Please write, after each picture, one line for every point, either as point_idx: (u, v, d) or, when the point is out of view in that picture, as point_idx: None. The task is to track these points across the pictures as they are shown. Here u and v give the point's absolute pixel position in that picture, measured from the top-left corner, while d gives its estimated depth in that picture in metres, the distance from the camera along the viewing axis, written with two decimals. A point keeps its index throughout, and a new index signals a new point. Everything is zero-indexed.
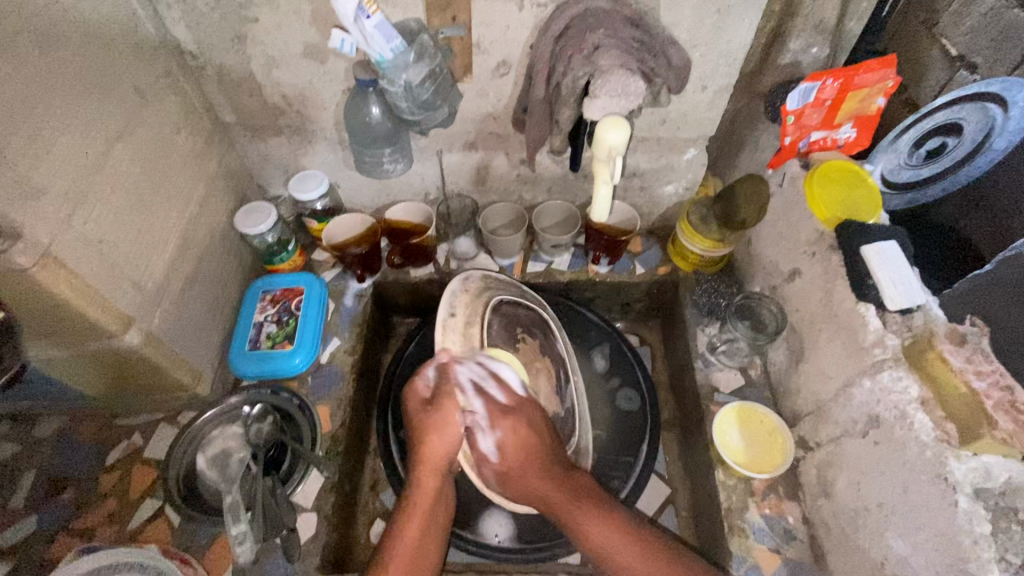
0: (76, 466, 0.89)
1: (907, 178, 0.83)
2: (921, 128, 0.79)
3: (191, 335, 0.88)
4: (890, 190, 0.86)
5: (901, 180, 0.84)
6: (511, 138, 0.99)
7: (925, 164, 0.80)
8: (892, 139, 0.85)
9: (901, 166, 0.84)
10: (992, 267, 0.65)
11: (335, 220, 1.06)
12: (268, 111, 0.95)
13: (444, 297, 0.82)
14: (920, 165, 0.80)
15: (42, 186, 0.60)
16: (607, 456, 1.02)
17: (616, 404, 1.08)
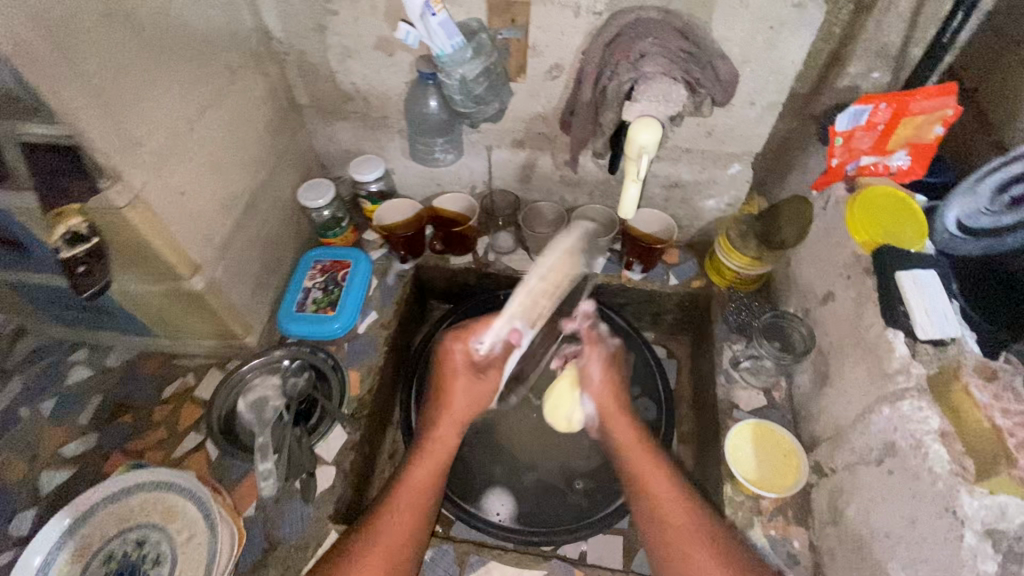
0: (138, 395, 1.00)
1: (986, 225, 0.73)
2: (1009, 172, 0.69)
3: (247, 290, 0.97)
4: (962, 236, 0.75)
5: (978, 227, 0.74)
6: (557, 140, 1.03)
7: (1011, 210, 0.69)
8: (973, 180, 0.73)
9: (980, 211, 0.73)
10: None
11: (387, 203, 1.15)
12: (338, 97, 1.04)
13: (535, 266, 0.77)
14: (1004, 212, 0.70)
15: (141, 138, 0.70)
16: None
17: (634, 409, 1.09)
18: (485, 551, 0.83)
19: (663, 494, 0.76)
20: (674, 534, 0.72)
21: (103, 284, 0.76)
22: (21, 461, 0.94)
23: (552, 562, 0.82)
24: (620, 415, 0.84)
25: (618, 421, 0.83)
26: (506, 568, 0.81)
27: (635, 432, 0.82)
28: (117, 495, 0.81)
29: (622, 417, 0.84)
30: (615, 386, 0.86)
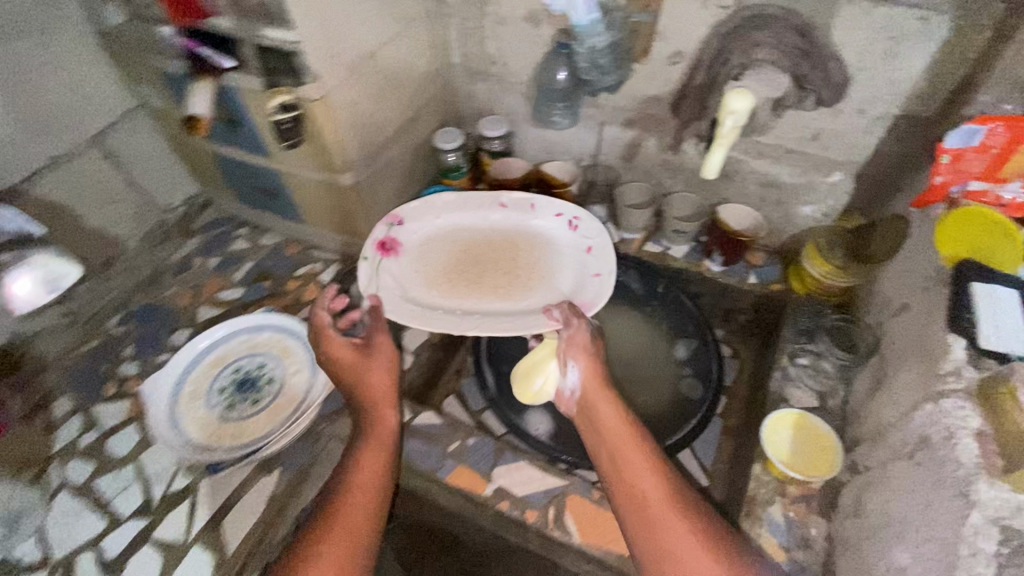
0: (279, 268, 1.26)
1: None
2: None
3: (378, 202, 1.18)
4: None
5: None
6: (666, 123, 1.13)
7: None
8: None
9: None
10: None
11: (504, 160, 1.32)
12: (484, 59, 1.22)
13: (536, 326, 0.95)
14: None
15: (338, 53, 0.91)
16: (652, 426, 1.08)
17: (679, 386, 1.14)
18: (518, 452, 0.95)
19: (648, 489, 0.75)
20: (654, 527, 0.72)
21: (297, 139, 0.96)
22: (190, 295, 1.23)
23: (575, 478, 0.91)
24: (603, 398, 0.85)
25: (601, 403, 0.85)
26: (531, 470, 0.92)
27: (615, 415, 0.83)
28: (255, 328, 1.06)
29: (603, 399, 0.85)
30: (596, 373, 0.88)
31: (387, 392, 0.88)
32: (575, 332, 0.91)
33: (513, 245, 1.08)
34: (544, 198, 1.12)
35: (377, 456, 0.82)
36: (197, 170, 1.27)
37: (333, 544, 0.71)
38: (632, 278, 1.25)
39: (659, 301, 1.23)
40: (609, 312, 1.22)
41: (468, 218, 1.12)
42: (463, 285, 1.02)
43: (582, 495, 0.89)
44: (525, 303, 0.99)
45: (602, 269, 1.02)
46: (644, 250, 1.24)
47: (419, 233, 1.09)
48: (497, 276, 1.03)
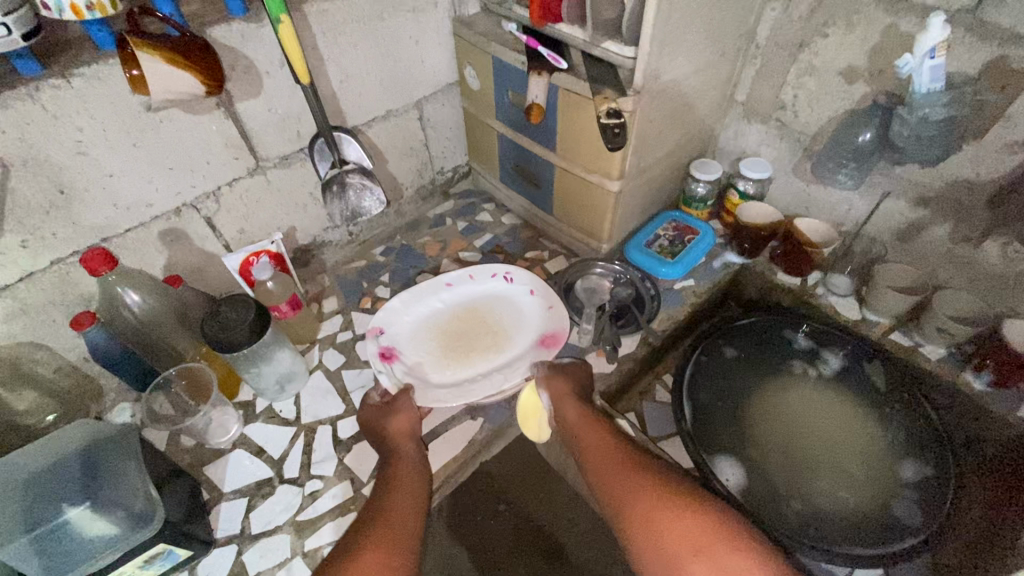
0: (512, 245, 1.41)
1: None
2: None
3: (626, 213, 1.25)
4: None
5: None
6: (972, 213, 1.01)
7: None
8: None
9: None
10: None
11: (753, 202, 1.29)
12: (773, 103, 1.21)
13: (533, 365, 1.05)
14: None
15: (661, 73, 0.98)
16: (839, 528, 0.96)
17: (893, 499, 0.98)
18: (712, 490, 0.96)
19: (618, 476, 0.86)
20: (628, 494, 0.83)
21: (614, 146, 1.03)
22: (438, 245, 1.42)
23: None
24: (564, 399, 0.98)
25: (567, 405, 0.98)
26: None
27: (579, 414, 0.97)
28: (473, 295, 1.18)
29: (572, 405, 0.98)
30: (564, 388, 1.00)
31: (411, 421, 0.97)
32: (536, 366, 1.03)
33: (496, 304, 1.15)
34: (512, 268, 1.17)
35: (399, 482, 0.88)
36: (475, 144, 1.46)
37: (400, 492, 0.87)
38: (874, 367, 1.13)
39: (903, 403, 1.08)
40: (836, 395, 1.13)
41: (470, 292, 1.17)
42: (461, 358, 1.08)
43: None
44: (519, 348, 1.08)
45: (554, 301, 1.12)
46: (887, 337, 1.15)
47: (410, 320, 1.12)
48: (486, 340, 1.10)
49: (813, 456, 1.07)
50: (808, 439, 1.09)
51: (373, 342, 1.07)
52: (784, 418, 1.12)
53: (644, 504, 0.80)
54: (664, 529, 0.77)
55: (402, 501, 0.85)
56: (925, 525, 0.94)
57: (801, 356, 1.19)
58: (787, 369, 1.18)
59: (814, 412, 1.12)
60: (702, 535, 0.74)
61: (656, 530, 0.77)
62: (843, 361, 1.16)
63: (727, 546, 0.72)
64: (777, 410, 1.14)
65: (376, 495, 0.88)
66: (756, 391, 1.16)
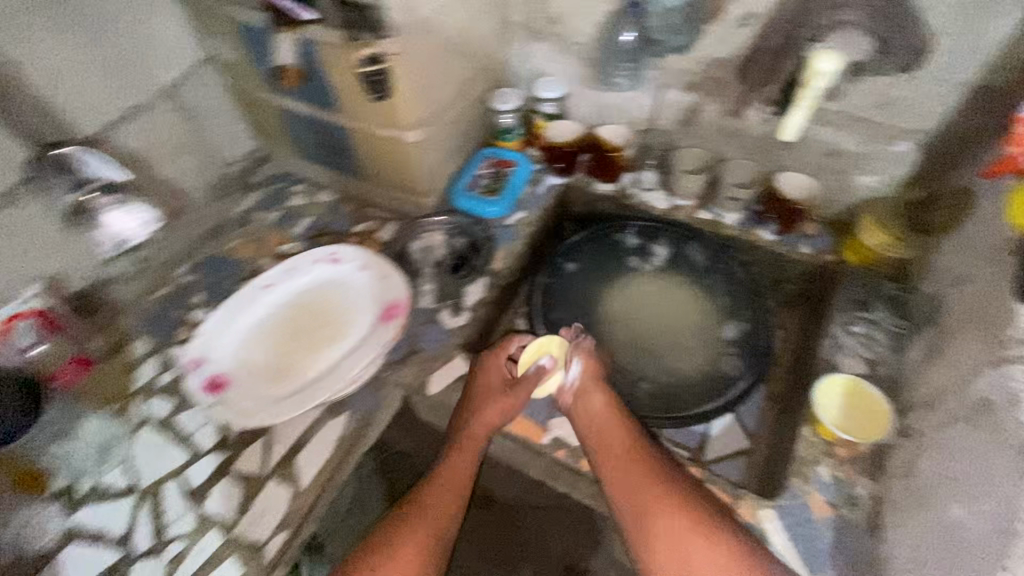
0: (336, 224, 1.30)
1: None
2: None
3: (437, 161, 1.20)
4: None
5: None
6: (729, 87, 1.12)
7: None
8: None
9: None
10: None
11: (558, 121, 1.33)
12: (544, 19, 1.21)
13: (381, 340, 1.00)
14: None
15: (415, 7, 0.92)
16: (686, 397, 1.09)
17: (721, 358, 1.13)
18: None
19: (619, 442, 0.90)
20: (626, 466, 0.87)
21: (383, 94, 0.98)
22: (252, 246, 1.27)
23: None
24: (592, 392, 0.96)
25: (595, 396, 0.95)
26: None
27: (604, 404, 0.94)
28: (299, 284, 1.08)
29: (598, 391, 0.96)
30: (594, 373, 0.99)
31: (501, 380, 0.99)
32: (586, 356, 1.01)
33: (326, 289, 1.07)
34: (334, 246, 1.09)
35: (449, 504, 0.88)
36: (258, 125, 1.30)
37: (425, 522, 0.86)
38: (690, 249, 1.25)
39: (719, 272, 1.22)
40: (668, 283, 1.24)
41: (292, 288, 1.07)
42: (302, 357, 0.99)
43: None
44: (362, 327, 1.02)
45: (386, 270, 1.06)
46: (695, 216, 1.27)
47: (236, 333, 1.01)
48: (325, 330, 1.02)
49: (656, 343, 1.17)
50: (651, 328, 1.19)
51: (196, 375, 0.98)
52: (629, 317, 1.22)
53: (661, 513, 0.82)
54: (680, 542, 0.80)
55: (416, 546, 0.83)
56: (747, 371, 1.10)
57: (634, 256, 1.28)
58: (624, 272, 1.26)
59: (653, 303, 1.23)
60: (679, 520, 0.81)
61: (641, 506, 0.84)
62: (669, 248, 1.26)
63: (694, 529, 0.80)
64: (622, 312, 1.22)
65: (389, 530, 0.85)
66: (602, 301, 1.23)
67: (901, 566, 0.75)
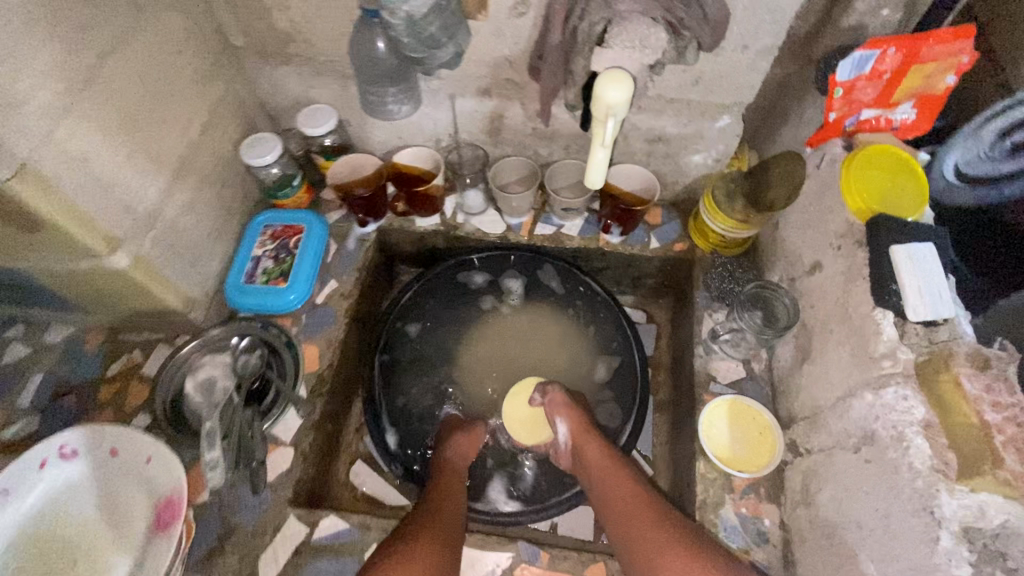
0: (80, 373, 0.95)
1: (983, 171, 0.67)
2: (1011, 116, 0.64)
3: (187, 261, 0.89)
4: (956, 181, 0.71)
5: (976, 174, 0.68)
6: (527, 87, 0.91)
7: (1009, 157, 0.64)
8: (977, 126, 0.68)
9: (982, 157, 0.67)
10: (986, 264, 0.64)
11: (342, 158, 1.03)
12: (277, 38, 0.91)
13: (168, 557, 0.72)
14: (1002, 158, 0.65)
15: (24, 94, 0.60)
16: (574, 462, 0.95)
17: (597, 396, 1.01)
18: None
19: (622, 488, 0.80)
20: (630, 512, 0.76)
21: None
22: None
23: (518, 545, 0.81)
24: (587, 439, 0.88)
25: (590, 445, 0.87)
26: (471, 550, 0.81)
27: (601, 452, 0.86)
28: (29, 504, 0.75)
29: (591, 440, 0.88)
30: (582, 423, 0.90)
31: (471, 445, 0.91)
32: (558, 394, 0.94)
33: (81, 497, 0.77)
34: (68, 434, 0.77)
35: None
36: None
37: None
38: (545, 272, 1.10)
39: (579, 296, 1.09)
40: (531, 317, 1.09)
41: (9, 520, 0.74)
42: None
43: (530, 564, 0.79)
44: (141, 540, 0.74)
45: (150, 450, 0.76)
46: (534, 235, 1.10)
47: None
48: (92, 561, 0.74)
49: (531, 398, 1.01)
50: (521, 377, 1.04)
51: None
52: (490, 368, 1.06)
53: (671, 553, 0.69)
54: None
55: None
56: (627, 405, 0.99)
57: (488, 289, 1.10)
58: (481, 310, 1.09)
59: (519, 345, 1.07)
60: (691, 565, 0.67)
61: (650, 552, 0.71)
62: (523, 280, 1.10)
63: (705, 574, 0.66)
64: (486, 366, 1.06)
65: None
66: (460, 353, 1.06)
67: None
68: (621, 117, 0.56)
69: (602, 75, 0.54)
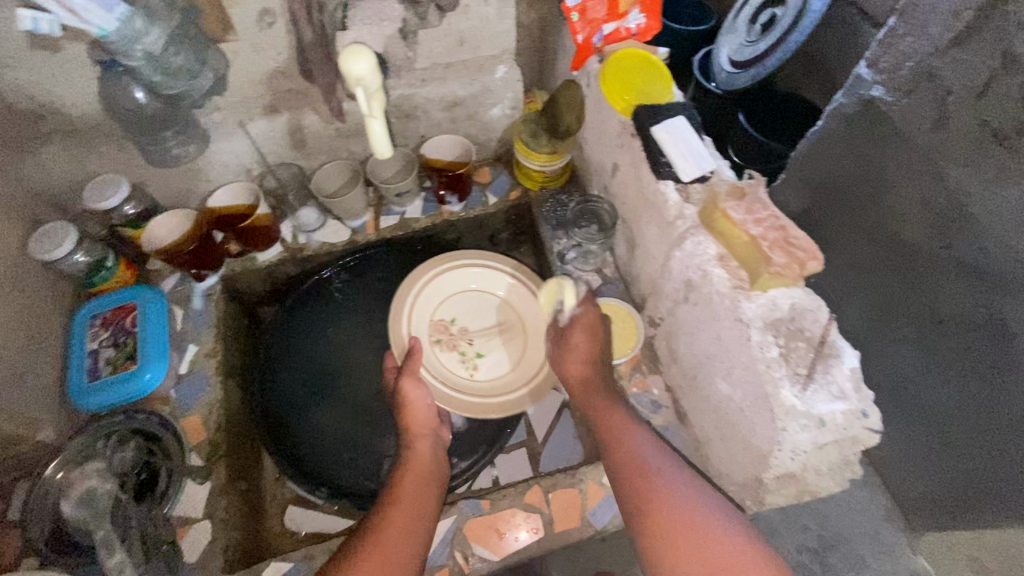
0: None
1: (749, 55, 0.86)
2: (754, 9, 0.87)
3: (7, 382, 0.81)
4: (735, 71, 0.88)
5: (743, 59, 0.87)
6: (311, 92, 0.93)
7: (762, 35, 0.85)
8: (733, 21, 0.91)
9: (742, 45, 0.88)
10: (824, 121, 0.78)
11: (151, 222, 0.97)
12: (23, 120, 0.85)
13: None
14: (757, 41, 0.85)
15: None
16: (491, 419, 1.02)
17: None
18: None
19: (612, 418, 0.79)
20: (616, 449, 0.76)
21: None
22: None
23: (459, 505, 0.85)
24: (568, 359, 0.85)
25: (572, 361, 0.85)
26: None
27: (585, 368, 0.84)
28: None
29: (579, 359, 0.85)
30: (590, 350, 0.84)
31: (432, 413, 0.87)
32: (586, 311, 0.86)
33: None
34: None
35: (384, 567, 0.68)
36: None
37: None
38: (409, 264, 1.12)
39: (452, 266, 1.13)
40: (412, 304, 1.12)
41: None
42: None
43: (476, 515, 0.84)
44: None
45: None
46: (381, 228, 1.12)
47: None
48: None
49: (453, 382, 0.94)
50: (478, 363, 0.98)
51: None
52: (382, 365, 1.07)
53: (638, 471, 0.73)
54: (664, 495, 0.70)
55: None
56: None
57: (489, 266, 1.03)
58: (465, 279, 1.02)
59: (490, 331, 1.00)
60: (669, 517, 0.68)
61: (615, 455, 0.76)
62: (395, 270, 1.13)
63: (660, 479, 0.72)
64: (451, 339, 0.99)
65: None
66: (424, 283, 1.00)
67: (714, 445, 0.80)
68: (371, 84, 0.60)
69: (341, 54, 0.58)
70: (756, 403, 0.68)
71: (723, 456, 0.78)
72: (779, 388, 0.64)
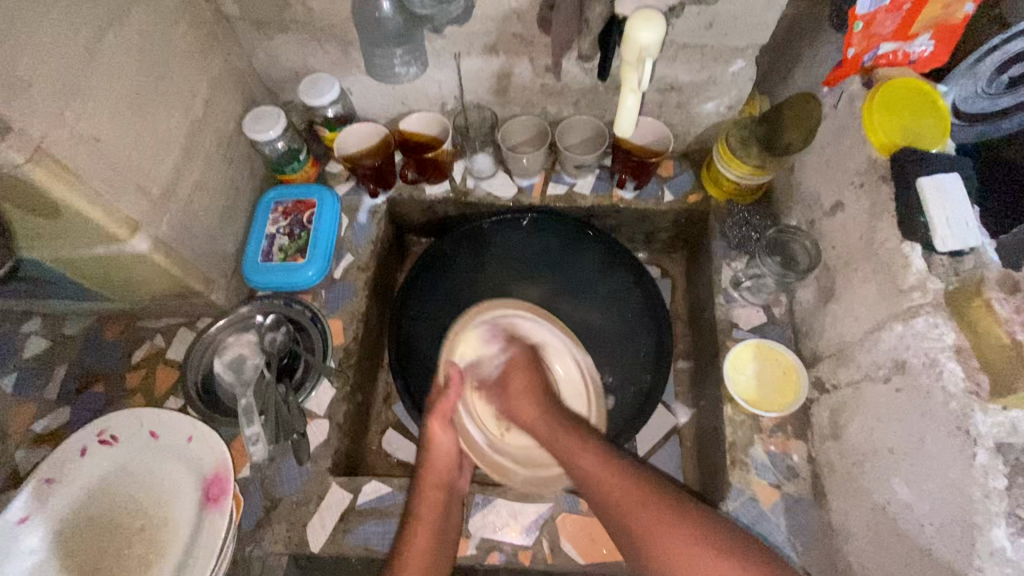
0: (104, 363, 0.93)
1: (980, 108, 0.77)
2: (1008, 50, 0.71)
3: (202, 242, 0.88)
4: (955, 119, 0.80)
5: (973, 110, 0.78)
6: (536, 41, 0.90)
7: (1006, 92, 0.74)
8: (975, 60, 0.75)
9: (977, 94, 0.76)
10: None
11: (349, 128, 1.01)
12: (272, 5, 0.88)
13: (214, 545, 0.70)
14: (1000, 94, 0.74)
15: (27, 75, 0.57)
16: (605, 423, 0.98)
17: (609, 353, 1.02)
18: (489, 489, 0.84)
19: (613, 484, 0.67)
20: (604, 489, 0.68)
21: None
22: None
23: (558, 495, 0.83)
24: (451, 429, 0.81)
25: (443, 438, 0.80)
26: (513, 503, 0.83)
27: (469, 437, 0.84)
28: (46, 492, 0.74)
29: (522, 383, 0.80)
30: (533, 385, 0.80)
31: (455, 459, 0.80)
32: (517, 351, 0.83)
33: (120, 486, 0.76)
34: (105, 419, 0.78)
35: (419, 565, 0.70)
36: None
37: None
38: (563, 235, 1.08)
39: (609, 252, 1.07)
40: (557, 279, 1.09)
41: (60, 510, 0.74)
42: None
43: (571, 511, 0.82)
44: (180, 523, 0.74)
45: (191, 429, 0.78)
46: (547, 195, 1.08)
47: None
48: (132, 547, 0.73)
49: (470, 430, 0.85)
50: (490, 415, 0.87)
51: None
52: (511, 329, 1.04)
53: (635, 510, 0.64)
54: (681, 532, 0.62)
55: None
56: (649, 364, 1.00)
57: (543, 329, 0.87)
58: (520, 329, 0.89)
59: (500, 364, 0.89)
60: (622, 487, 0.67)
61: (638, 523, 0.64)
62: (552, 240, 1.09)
63: (687, 529, 0.61)
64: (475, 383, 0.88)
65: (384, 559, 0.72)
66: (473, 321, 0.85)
67: (857, 542, 0.72)
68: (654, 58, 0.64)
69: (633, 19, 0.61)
70: (949, 527, 0.59)
71: (869, 561, 0.69)
72: (992, 524, 0.54)
